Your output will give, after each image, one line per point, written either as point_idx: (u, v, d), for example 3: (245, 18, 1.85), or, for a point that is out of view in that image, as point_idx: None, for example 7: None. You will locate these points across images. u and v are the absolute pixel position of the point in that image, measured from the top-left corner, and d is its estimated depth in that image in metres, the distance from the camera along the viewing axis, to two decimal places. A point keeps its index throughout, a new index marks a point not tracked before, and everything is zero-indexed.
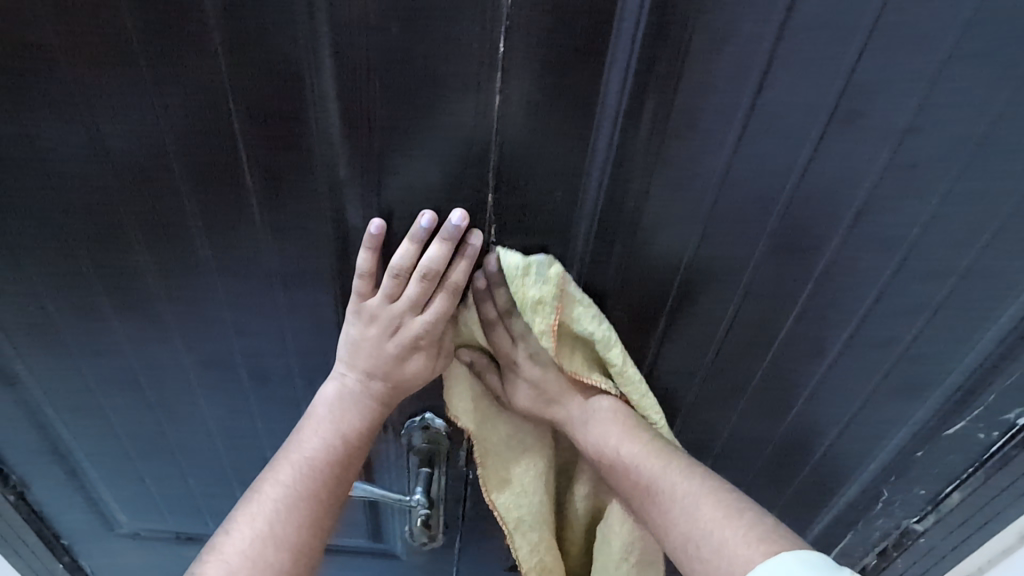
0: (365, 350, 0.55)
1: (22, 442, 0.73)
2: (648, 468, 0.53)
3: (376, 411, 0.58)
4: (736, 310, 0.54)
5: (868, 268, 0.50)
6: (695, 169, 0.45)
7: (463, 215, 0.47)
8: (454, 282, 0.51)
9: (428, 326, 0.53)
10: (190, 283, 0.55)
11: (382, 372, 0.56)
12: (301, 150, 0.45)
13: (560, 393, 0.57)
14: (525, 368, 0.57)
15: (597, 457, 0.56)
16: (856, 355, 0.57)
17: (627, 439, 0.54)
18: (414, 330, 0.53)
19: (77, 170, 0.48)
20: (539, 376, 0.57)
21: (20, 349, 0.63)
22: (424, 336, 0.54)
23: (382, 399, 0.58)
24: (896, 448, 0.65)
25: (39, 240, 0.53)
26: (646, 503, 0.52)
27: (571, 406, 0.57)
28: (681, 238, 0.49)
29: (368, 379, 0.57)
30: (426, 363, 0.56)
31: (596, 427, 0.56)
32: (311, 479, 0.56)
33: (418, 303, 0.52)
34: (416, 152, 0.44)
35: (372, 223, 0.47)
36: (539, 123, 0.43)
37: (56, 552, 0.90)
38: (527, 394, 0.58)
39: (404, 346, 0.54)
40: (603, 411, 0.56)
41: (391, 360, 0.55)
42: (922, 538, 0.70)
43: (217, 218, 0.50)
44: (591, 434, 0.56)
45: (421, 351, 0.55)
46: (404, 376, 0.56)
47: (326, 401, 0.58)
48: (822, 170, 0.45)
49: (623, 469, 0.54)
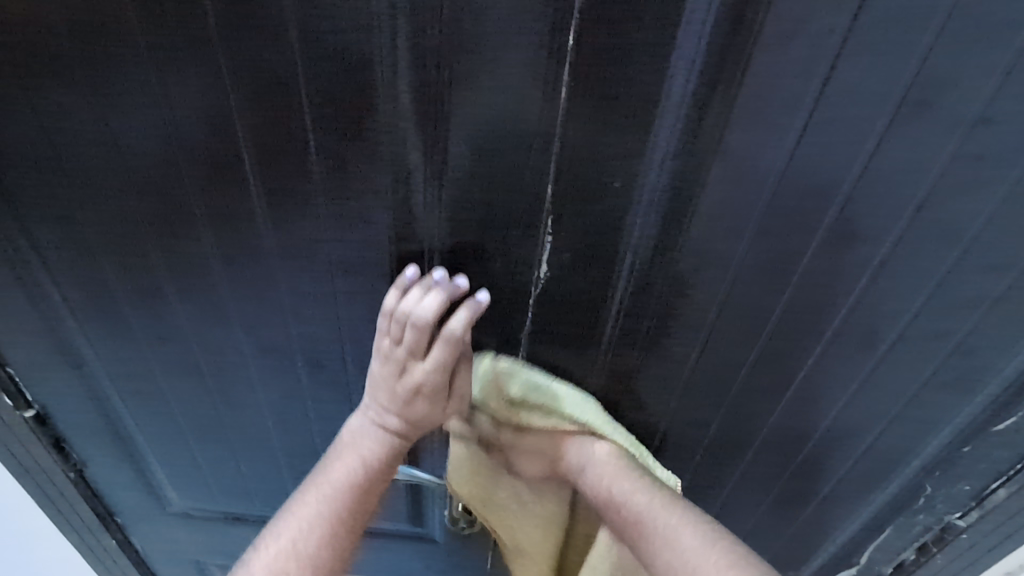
0: (379, 389, 0.58)
1: (85, 420, 0.77)
2: (636, 505, 0.54)
3: (393, 444, 0.61)
4: (789, 302, 0.54)
5: (925, 261, 0.50)
6: (756, 161, 0.45)
7: (465, 280, 0.52)
8: (452, 330, 0.53)
9: (430, 373, 0.55)
10: (251, 271, 0.58)
11: (395, 412, 0.59)
12: (368, 143, 0.47)
13: (555, 447, 0.61)
14: (517, 435, 0.62)
15: (592, 500, 0.58)
16: (907, 349, 0.57)
17: (620, 480, 0.57)
18: (419, 376, 0.56)
19: (151, 158, 0.51)
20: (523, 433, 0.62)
21: (90, 332, 0.66)
22: (431, 381, 0.56)
23: (399, 435, 0.60)
24: (944, 443, 0.65)
25: (113, 227, 0.56)
26: (631, 537, 0.54)
27: (568, 459, 0.61)
28: (735, 232, 0.49)
29: (383, 416, 0.59)
30: (432, 404, 0.58)
31: (591, 469, 0.59)
32: (330, 504, 0.57)
33: (420, 350, 0.55)
34: (480, 145, 0.46)
35: (407, 271, 0.52)
36: (601, 116, 0.44)
37: (111, 528, 0.94)
38: (524, 450, 0.62)
39: (410, 389, 0.57)
40: (597, 456, 0.59)
41: (405, 400, 0.58)
42: (964, 534, 0.70)
43: (283, 206, 0.52)
44: (587, 478, 0.59)
45: (426, 395, 0.57)
46: (417, 416, 0.59)
47: (348, 432, 0.61)
48: (885, 161, 0.45)
49: (611, 507, 0.56)
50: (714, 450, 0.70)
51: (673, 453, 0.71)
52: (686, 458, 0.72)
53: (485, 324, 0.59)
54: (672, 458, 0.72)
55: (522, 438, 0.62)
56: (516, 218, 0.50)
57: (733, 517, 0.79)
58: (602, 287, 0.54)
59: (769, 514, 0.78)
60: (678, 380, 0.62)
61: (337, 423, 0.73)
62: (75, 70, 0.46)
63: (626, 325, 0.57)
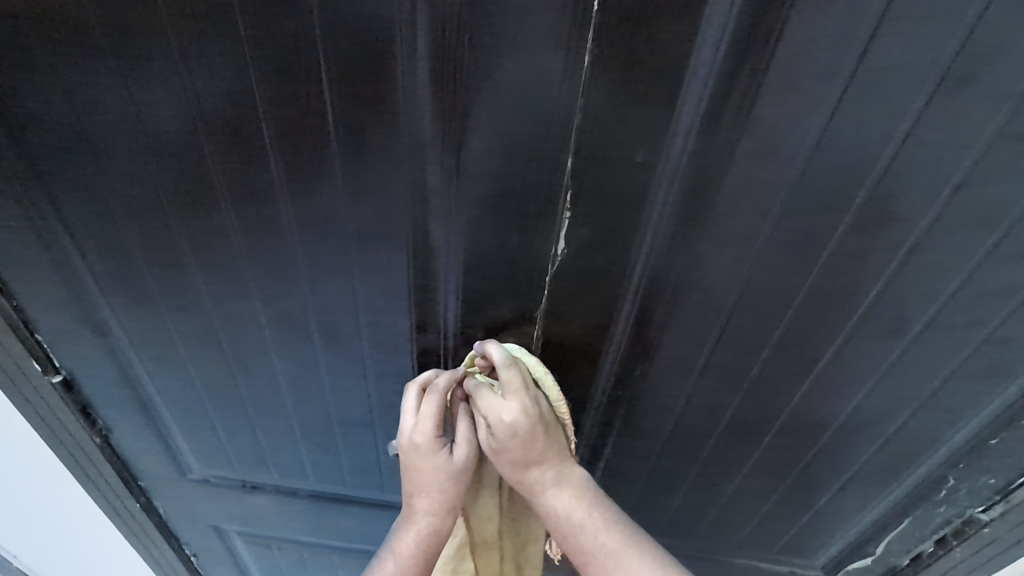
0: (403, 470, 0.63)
1: (110, 388, 0.80)
2: (607, 543, 0.51)
3: (425, 522, 0.61)
4: (813, 284, 0.53)
5: (960, 246, 0.48)
6: (787, 135, 0.43)
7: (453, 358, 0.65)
8: (431, 383, 0.61)
9: (421, 428, 0.60)
10: (270, 243, 0.58)
11: (412, 484, 0.62)
12: (387, 112, 0.46)
13: (543, 450, 0.57)
14: (524, 411, 0.56)
15: (554, 524, 0.55)
16: (936, 337, 0.55)
17: (593, 510, 0.54)
18: (416, 437, 0.60)
19: (171, 127, 0.51)
20: (524, 413, 0.56)
21: (113, 301, 0.68)
22: (423, 439, 0.60)
23: (425, 507, 0.61)
24: (970, 435, 0.63)
25: (135, 199, 0.57)
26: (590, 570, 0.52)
27: (542, 472, 0.57)
28: (760, 210, 0.48)
29: (410, 498, 0.62)
30: (432, 459, 0.60)
31: (567, 491, 0.56)
32: None
33: (411, 409, 0.61)
34: (499, 116, 0.45)
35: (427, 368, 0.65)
36: (623, 86, 0.42)
37: (134, 493, 0.98)
38: (516, 438, 0.56)
39: (414, 454, 0.61)
40: (574, 480, 0.57)
41: (412, 468, 0.61)
42: (986, 528, 0.70)
43: (302, 178, 0.52)
44: (559, 497, 0.56)
45: (422, 452, 0.60)
46: (425, 478, 0.61)
47: (393, 533, 0.64)
48: (923, 138, 0.43)
49: (583, 535, 0.53)
50: (730, 434, 0.69)
51: (688, 436, 0.70)
52: (701, 442, 0.71)
53: (501, 300, 0.58)
54: (686, 442, 0.71)
55: (528, 421, 0.56)
56: (533, 193, 0.49)
57: (747, 503, 0.79)
58: (620, 265, 0.54)
59: (784, 501, 0.77)
60: (695, 361, 0.61)
61: (352, 396, 0.74)
62: (96, 37, 0.46)
63: (643, 305, 0.56)
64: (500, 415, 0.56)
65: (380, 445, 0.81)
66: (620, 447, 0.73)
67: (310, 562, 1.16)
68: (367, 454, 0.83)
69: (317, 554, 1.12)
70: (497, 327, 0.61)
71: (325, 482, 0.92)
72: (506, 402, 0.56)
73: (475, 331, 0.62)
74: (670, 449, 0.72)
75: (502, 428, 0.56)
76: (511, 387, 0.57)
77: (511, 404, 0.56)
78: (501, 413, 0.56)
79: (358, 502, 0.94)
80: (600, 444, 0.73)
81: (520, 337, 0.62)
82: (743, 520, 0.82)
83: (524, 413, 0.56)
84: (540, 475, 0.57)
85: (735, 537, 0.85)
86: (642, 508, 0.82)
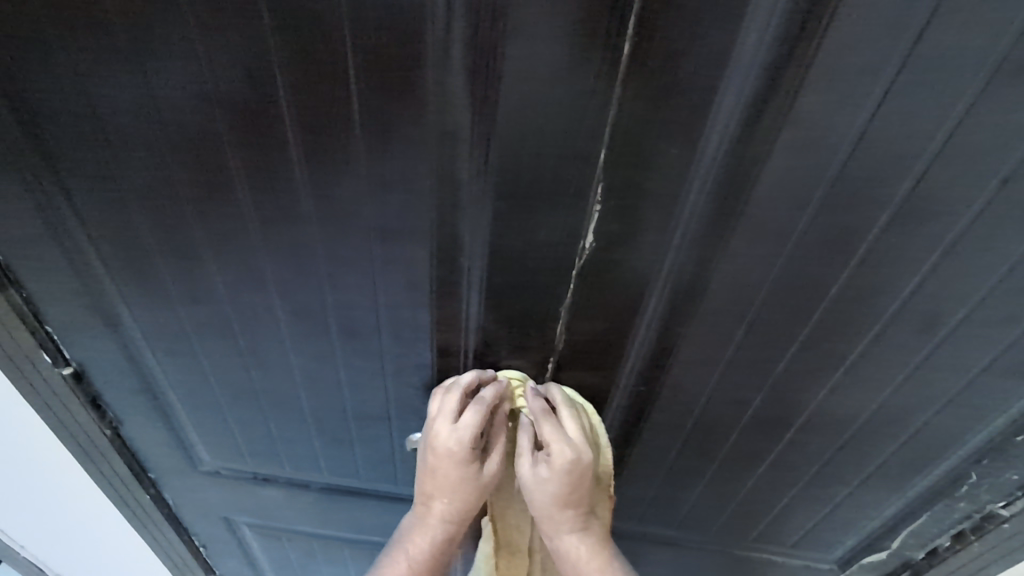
0: (426, 468, 0.63)
1: (120, 381, 0.79)
2: None
3: (443, 525, 0.63)
4: (847, 279, 0.52)
5: (1001, 242, 0.47)
6: (830, 128, 0.42)
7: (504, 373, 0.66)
8: (482, 396, 0.61)
9: (459, 436, 0.60)
10: (289, 234, 0.57)
11: (437, 485, 0.62)
12: (415, 101, 0.45)
13: (583, 495, 0.60)
14: (583, 453, 0.59)
15: (571, 564, 0.60)
16: (968, 334, 0.54)
17: (610, 565, 0.60)
18: (450, 442, 0.60)
19: (189, 114, 0.49)
20: (580, 457, 0.58)
21: (125, 293, 0.66)
22: (458, 446, 0.60)
23: (446, 512, 0.63)
24: (997, 431, 0.63)
25: (150, 189, 0.55)
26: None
27: (574, 515, 0.60)
28: (797, 204, 0.47)
29: (429, 499, 0.63)
30: (463, 468, 0.61)
31: (590, 538, 0.61)
32: None
33: (449, 411, 0.61)
34: (532, 106, 0.44)
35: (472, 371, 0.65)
36: (662, 77, 0.41)
37: (145, 484, 0.97)
38: (567, 477, 0.58)
39: (446, 458, 0.61)
40: (596, 529, 0.62)
41: (440, 473, 0.62)
42: (1006, 523, 0.69)
43: (324, 169, 0.51)
44: (582, 542, 0.60)
45: (459, 462, 0.61)
46: (452, 485, 0.62)
47: (406, 528, 0.65)
48: (971, 131, 0.41)
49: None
50: (752, 430, 0.68)
51: (710, 432, 0.69)
52: (721, 437, 0.70)
53: (525, 294, 0.57)
54: (707, 437, 0.70)
55: (585, 463, 0.58)
56: (564, 186, 0.48)
57: (766, 497, 0.78)
58: (650, 261, 0.52)
59: (801, 496, 0.77)
60: (720, 358, 0.60)
61: (368, 390, 0.73)
62: (112, 21, 0.44)
63: (672, 300, 0.55)
64: (561, 452, 0.58)
65: (395, 439, 0.80)
66: (640, 442, 0.73)
67: (319, 553, 1.15)
68: (382, 447, 0.82)
69: (326, 545, 1.12)
70: (520, 322, 0.60)
71: (337, 475, 0.91)
72: (567, 441, 0.59)
73: (498, 327, 0.61)
74: (690, 444, 0.72)
75: (560, 464, 0.58)
76: (574, 428, 0.60)
77: (573, 443, 0.59)
78: (563, 451, 0.58)
79: (370, 495, 0.94)
80: (618, 440, 0.73)
81: (543, 333, 0.61)
82: (759, 515, 0.81)
83: (583, 454, 0.59)
84: (572, 517, 0.60)
85: (749, 530, 0.85)
86: (657, 502, 0.82)
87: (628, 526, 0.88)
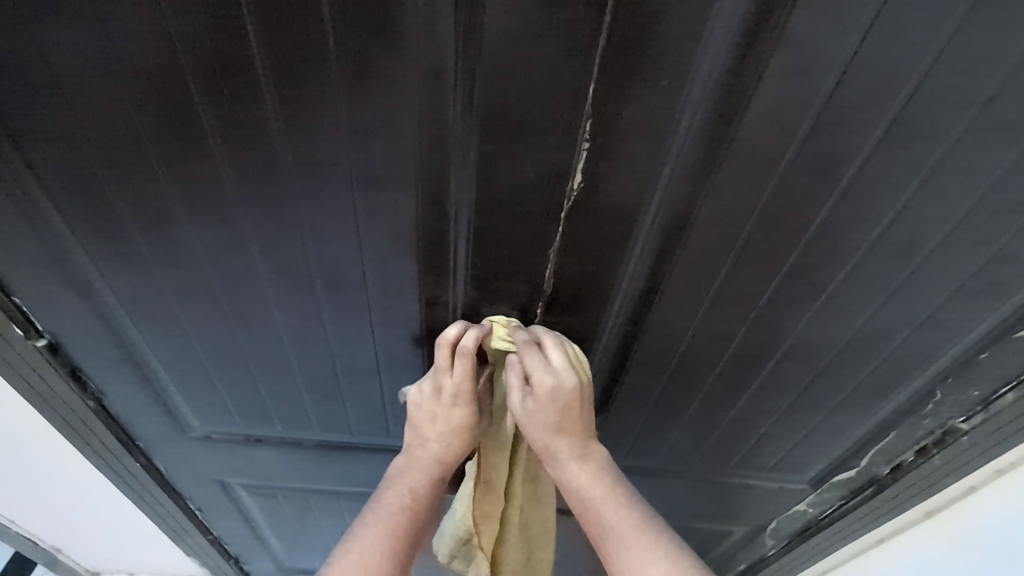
0: (420, 412, 0.67)
1: (99, 350, 0.77)
2: (628, 519, 0.59)
3: (438, 468, 0.68)
4: (830, 210, 0.53)
5: (977, 167, 0.49)
6: (821, 53, 0.42)
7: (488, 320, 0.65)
8: (467, 347, 0.61)
9: (459, 385, 0.63)
10: (268, 189, 0.55)
11: (433, 429, 0.67)
12: (395, 37, 0.43)
13: (572, 423, 0.62)
14: (566, 378, 0.60)
15: (575, 492, 0.62)
16: (943, 259, 0.56)
17: (612, 490, 0.62)
18: (450, 388, 0.64)
19: (149, 61, 0.46)
20: (562, 384, 0.59)
21: (97, 259, 0.64)
22: (456, 393, 0.64)
23: (441, 456, 0.68)
24: (964, 350, 0.66)
25: (114, 146, 0.52)
26: (604, 541, 0.60)
27: (571, 443, 0.63)
28: (784, 135, 0.47)
29: (426, 441, 0.68)
30: (458, 411, 0.65)
31: (589, 466, 0.63)
32: (386, 525, 0.63)
33: (443, 366, 0.63)
34: (517, 39, 0.42)
35: (452, 325, 0.62)
36: (652, 4, 0.40)
37: (134, 453, 0.97)
38: (553, 403, 0.60)
39: (446, 402, 0.65)
40: (596, 455, 0.64)
41: (439, 416, 0.66)
42: (965, 436, 0.76)
43: (300, 116, 0.48)
44: (582, 470, 0.62)
45: (456, 406, 0.65)
46: (450, 427, 0.66)
47: (397, 470, 0.69)
48: (956, 54, 0.42)
49: (602, 508, 0.60)
50: (735, 362, 0.71)
51: (695, 364, 0.72)
52: (705, 371, 0.73)
53: (513, 239, 0.57)
54: (692, 372, 0.73)
55: (566, 389, 0.59)
56: (551, 124, 0.47)
57: (746, 425, 0.82)
58: (638, 199, 0.52)
59: (779, 422, 0.81)
60: (706, 293, 0.62)
61: (358, 344, 0.72)
62: None
63: (659, 238, 0.56)
64: (542, 381, 0.59)
65: (386, 392, 0.81)
66: (628, 380, 0.75)
67: (315, 508, 1.17)
68: (374, 401, 0.83)
69: (321, 499, 1.14)
70: (509, 267, 0.60)
71: (330, 432, 0.92)
72: (549, 369, 0.60)
73: (486, 274, 0.61)
74: (675, 380, 0.74)
75: (542, 392, 0.60)
76: (557, 357, 0.60)
77: (556, 371, 0.60)
78: (544, 380, 0.59)
79: (364, 449, 0.95)
80: (605, 379, 0.75)
81: (532, 278, 0.61)
82: (739, 443, 0.86)
83: (566, 381, 0.59)
84: (566, 446, 0.63)
85: (730, 458, 0.90)
86: (644, 437, 0.85)
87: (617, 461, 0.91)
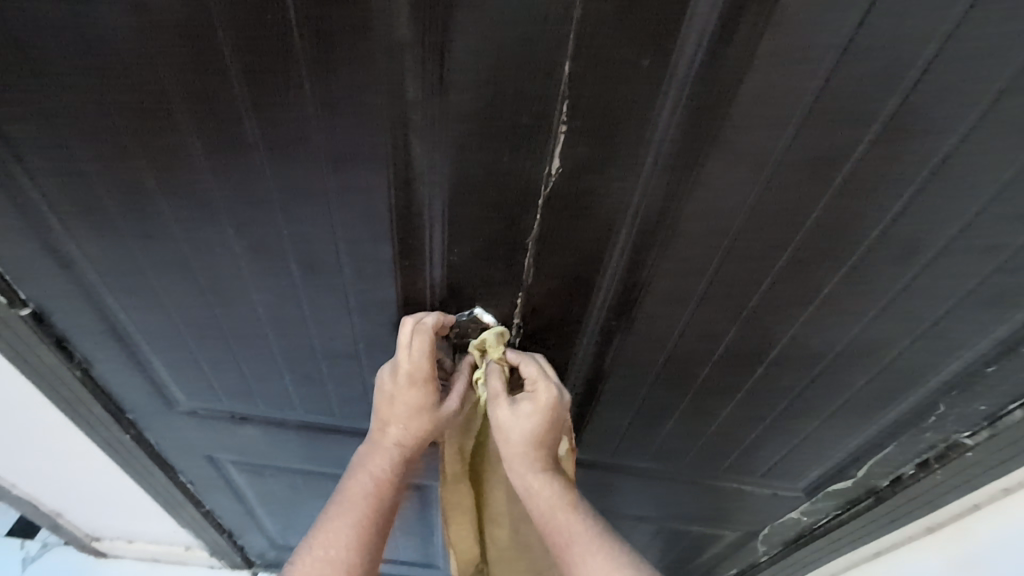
0: (382, 396, 0.65)
1: (83, 321, 0.76)
2: (593, 529, 0.59)
3: (398, 451, 0.66)
4: (826, 206, 0.49)
5: (987, 165, 0.45)
6: (817, 35, 0.38)
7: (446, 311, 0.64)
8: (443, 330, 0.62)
9: (418, 363, 0.61)
10: (239, 163, 0.53)
11: (393, 412, 0.65)
12: (357, 6, 0.40)
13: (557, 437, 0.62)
14: (565, 394, 0.62)
15: (541, 504, 0.60)
16: (949, 264, 0.53)
17: (580, 503, 0.61)
18: (408, 367, 0.62)
19: (110, 25, 0.43)
20: (562, 399, 0.61)
21: (72, 230, 0.62)
22: (416, 375, 0.62)
23: (401, 439, 0.65)
24: (970, 363, 0.62)
25: (83, 112, 0.50)
26: (568, 552, 0.58)
27: (547, 454, 0.62)
28: (776, 124, 0.44)
29: (386, 425, 0.66)
30: (416, 393, 0.63)
31: (559, 479, 0.62)
32: (352, 516, 0.62)
33: (405, 344, 0.61)
34: (487, 11, 0.39)
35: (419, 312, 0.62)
36: None
37: (123, 425, 0.96)
38: (549, 414, 0.60)
39: (403, 383, 0.63)
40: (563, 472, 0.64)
41: (397, 397, 0.64)
42: (970, 452, 0.72)
43: (264, 88, 0.46)
44: (553, 482, 0.62)
45: (414, 386, 0.63)
46: (409, 409, 0.64)
47: (361, 457, 0.67)
48: (966, 41, 0.38)
49: (570, 518, 0.59)
50: (725, 363, 0.68)
51: (683, 365, 0.69)
52: (693, 372, 0.70)
53: (490, 226, 0.54)
54: (678, 372, 0.70)
55: (565, 404, 0.61)
56: (525, 104, 0.44)
57: (737, 429, 0.79)
58: (619, 188, 0.50)
59: (773, 427, 0.78)
60: (692, 291, 0.59)
61: (337, 326, 0.71)
62: None
63: (643, 232, 0.53)
64: (547, 392, 0.60)
65: (367, 376, 0.79)
66: (612, 377, 0.72)
67: (303, 488, 1.17)
68: (355, 384, 0.81)
69: (309, 480, 1.14)
70: (486, 254, 0.58)
71: (313, 413, 0.91)
72: (550, 381, 0.61)
73: (463, 262, 0.59)
74: (662, 379, 0.72)
75: (545, 403, 0.60)
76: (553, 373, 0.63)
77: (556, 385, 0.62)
78: (549, 391, 0.60)
79: (348, 432, 0.94)
80: (589, 375, 0.72)
81: (509, 267, 0.59)
82: (729, 446, 0.83)
83: (564, 396, 0.61)
84: (545, 457, 0.62)
85: (720, 461, 0.87)
86: (630, 436, 0.83)
87: (603, 459, 0.89)
